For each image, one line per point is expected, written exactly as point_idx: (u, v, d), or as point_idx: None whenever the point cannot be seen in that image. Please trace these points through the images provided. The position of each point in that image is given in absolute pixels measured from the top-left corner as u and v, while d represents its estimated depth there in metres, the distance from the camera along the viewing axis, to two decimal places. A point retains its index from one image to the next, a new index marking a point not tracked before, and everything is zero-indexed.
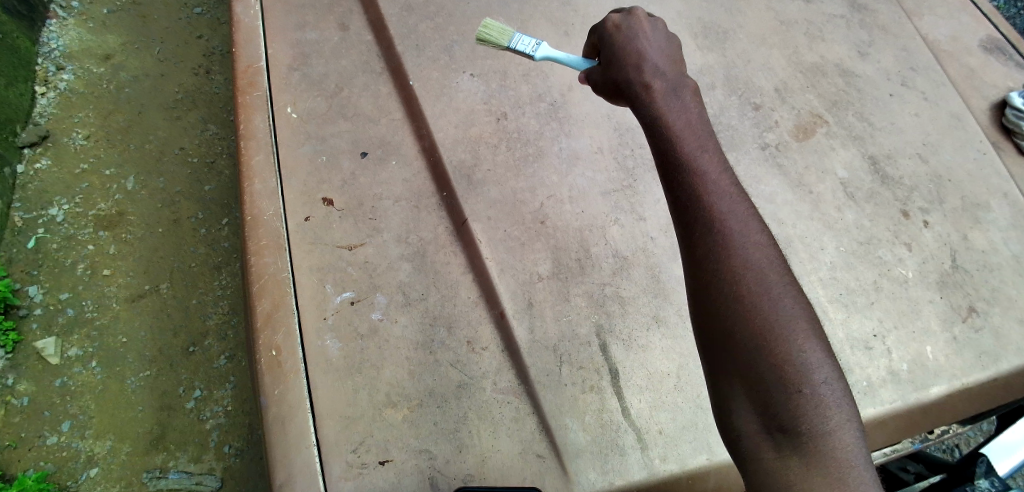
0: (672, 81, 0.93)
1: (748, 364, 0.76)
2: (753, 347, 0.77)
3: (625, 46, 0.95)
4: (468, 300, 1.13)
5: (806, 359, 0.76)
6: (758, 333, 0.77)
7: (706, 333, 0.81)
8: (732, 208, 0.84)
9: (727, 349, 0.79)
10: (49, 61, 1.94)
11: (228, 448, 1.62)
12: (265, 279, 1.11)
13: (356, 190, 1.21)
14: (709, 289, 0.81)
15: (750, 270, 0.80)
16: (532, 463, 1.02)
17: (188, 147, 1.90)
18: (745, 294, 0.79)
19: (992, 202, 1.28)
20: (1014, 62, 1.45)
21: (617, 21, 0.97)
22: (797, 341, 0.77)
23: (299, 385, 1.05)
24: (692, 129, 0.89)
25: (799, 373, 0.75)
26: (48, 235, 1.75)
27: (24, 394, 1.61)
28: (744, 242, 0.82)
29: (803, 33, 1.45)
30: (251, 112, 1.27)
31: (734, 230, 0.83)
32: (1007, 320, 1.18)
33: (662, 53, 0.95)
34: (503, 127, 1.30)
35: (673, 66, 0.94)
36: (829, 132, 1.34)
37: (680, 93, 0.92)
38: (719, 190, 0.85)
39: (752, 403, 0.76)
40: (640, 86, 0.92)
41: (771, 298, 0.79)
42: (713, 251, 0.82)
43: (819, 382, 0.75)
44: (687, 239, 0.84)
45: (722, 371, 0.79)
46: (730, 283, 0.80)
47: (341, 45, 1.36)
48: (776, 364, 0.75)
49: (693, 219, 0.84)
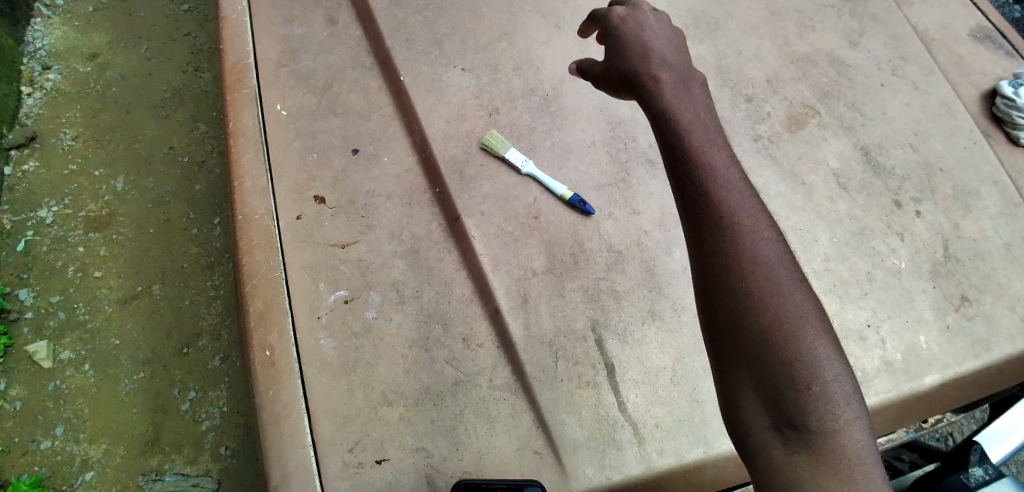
0: (680, 74, 0.93)
1: (758, 360, 0.77)
2: (763, 343, 0.77)
3: (631, 39, 0.96)
4: (463, 297, 1.13)
5: (816, 356, 0.76)
6: (768, 328, 0.77)
7: (714, 327, 0.81)
8: (742, 202, 0.83)
9: (736, 344, 0.79)
10: (34, 61, 1.91)
11: (224, 449, 1.61)
12: (257, 278, 1.10)
13: (347, 188, 1.20)
14: (717, 284, 0.81)
15: (759, 265, 0.80)
16: (530, 460, 1.02)
17: (177, 146, 1.88)
18: (754, 290, 0.79)
19: (983, 191, 1.29)
20: (1003, 51, 1.45)
21: (623, 14, 0.99)
22: (807, 337, 0.77)
23: (293, 385, 1.04)
24: (701, 122, 0.88)
25: (808, 369, 0.75)
26: (37, 237, 1.73)
27: (16, 398, 1.60)
28: (753, 237, 0.82)
29: (794, 23, 1.45)
30: (240, 110, 1.25)
31: (744, 225, 0.82)
32: (999, 309, 1.18)
33: (669, 46, 0.95)
34: (495, 122, 1.29)
35: (680, 59, 0.95)
36: (821, 122, 1.34)
37: (689, 86, 0.92)
38: (728, 183, 0.84)
39: (762, 400, 0.76)
40: (648, 77, 0.92)
41: (780, 293, 0.79)
42: (721, 246, 0.81)
43: (829, 379, 0.75)
44: (694, 234, 0.84)
45: (732, 367, 0.79)
46: (739, 278, 0.80)
47: (329, 41, 1.35)
48: (787, 360, 0.75)
49: (701, 213, 0.83)
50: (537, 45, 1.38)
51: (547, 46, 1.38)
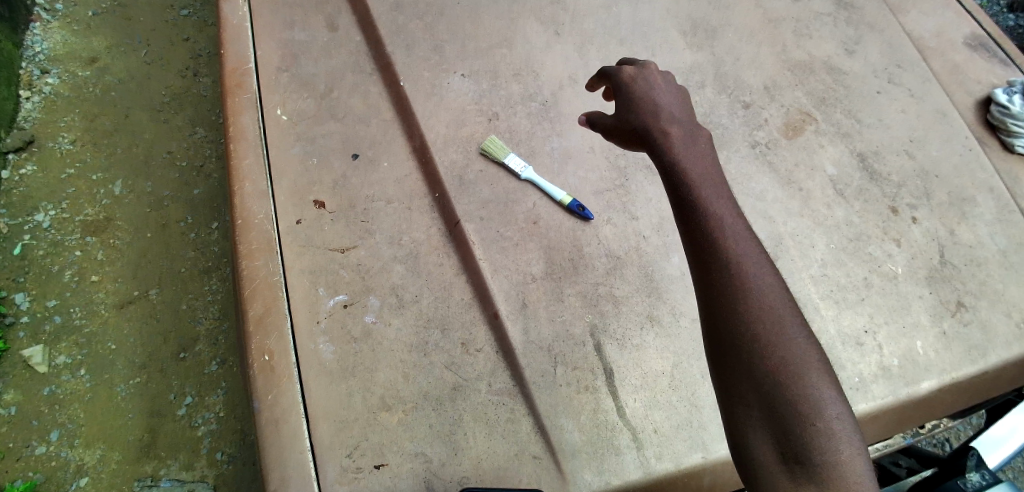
0: (687, 124, 0.94)
1: (765, 396, 0.77)
2: (769, 381, 0.77)
3: (638, 93, 0.98)
4: (462, 302, 1.13)
5: (819, 397, 0.76)
6: (774, 370, 0.78)
7: (723, 366, 0.81)
8: (747, 246, 0.84)
9: (744, 382, 0.79)
10: (33, 65, 1.92)
11: (220, 455, 1.60)
12: (256, 283, 1.10)
13: (346, 192, 1.20)
14: (724, 327, 0.81)
15: (765, 307, 0.81)
16: (528, 464, 1.02)
17: (176, 151, 1.88)
18: (762, 335, 0.79)
19: (978, 197, 1.30)
20: (998, 59, 1.46)
21: (632, 72, 1.01)
22: (811, 376, 0.77)
23: (292, 389, 1.04)
24: (707, 170, 0.89)
25: (814, 406, 0.76)
26: (33, 241, 1.73)
27: (11, 403, 1.59)
28: (761, 283, 0.82)
29: (791, 31, 1.46)
30: (239, 114, 1.26)
31: (752, 272, 0.82)
32: (995, 314, 1.19)
33: (676, 99, 0.97)
34: (494, 127, 1.30)
35: (686, 110, 0.96)
36: (818, 129, 1.35)
37: (696, 136, 0.93)
38: (734, 229, 0.85)
39: (771, 437, 0.76)
40: (659, 128, 0.93)
41: (785, 334, 0.80)
42: (729, 290, 0.82)
43: (833, 416, 0.75)
44: (702, 278, 0.84)
45: (740, 405, 0.79)
46: (746, 322, 0.80)
47: (330, 45, 1.35)
48: (793, 397, 0.76)
49: (709, 259, 0.83)
50: (536, 51, 1.39)
51: (546, 52, 1.39)
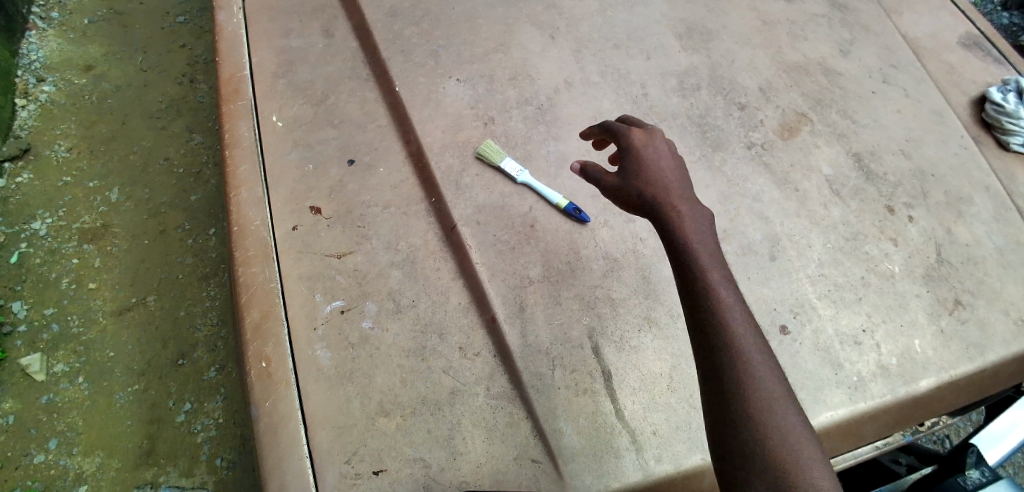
0: (682, 181, 0.94)
1: (756, 462, 0.75)
2: (760, 446, 0.76)
3: (637, 150, 0.97)
4: (459, 306, 1.13)
5: (810, 469, 0.74)
6: (776, 460, 0.75)
7: (716, 428, 0.80)
8: (740, 307, 0.83)
9: (737, 446, 0.77)
10: (29, 73, 1.92)
11: (219, 461, 1.59)
12: (253, 289, 1.10)
13: (343, 198, 1.20)
14: (724, 413, 0.79)
15: (757, 370, 0.79)
16: (527, 469, 1.02)
17: (173, 157, 1.88)
18: (762, 421, 0.77)
19: (975, 196, 1.30)
20: (992, 58, 1.46)
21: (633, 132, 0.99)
22: (801, 441, 0.76)
23: (290, 395, 1.04)
24: (701, 228, 0.88)
25: (804, 473, 0.74)
26: (30, 249, 1.72)
27: (9, 412, 1.58)
28: (752, 345, 0.81)
29: (786, 32, 1.47)
30: (236, 121, 1.26)
31: (744, 333, 0.81)
32: (992, 312, 1.19)
33: (672, 157, 0.96)
34: (490, 131, 1.30)
35: (682, 168, 0.96)
36: (814, 130, 1.35)
37: (691, 194, 0.92)
38: (726, 289, 0.84)
39: None
40: (653, 184, 0.92)
41: (776, 398, 0.78)
42: (730, 373, 0.79)
43: (824, 484, 0.73)
44: (703, 358, 0.82)
45: (734, 469, 0.77)
46: (747, 409, 0.78)
47: (326, 51, 1.36)
48: (783, 464, 0.74)
49: (711, 339, 0.81)
50: (532, 55, 1.39)
51: (542, 56, 1.39)
